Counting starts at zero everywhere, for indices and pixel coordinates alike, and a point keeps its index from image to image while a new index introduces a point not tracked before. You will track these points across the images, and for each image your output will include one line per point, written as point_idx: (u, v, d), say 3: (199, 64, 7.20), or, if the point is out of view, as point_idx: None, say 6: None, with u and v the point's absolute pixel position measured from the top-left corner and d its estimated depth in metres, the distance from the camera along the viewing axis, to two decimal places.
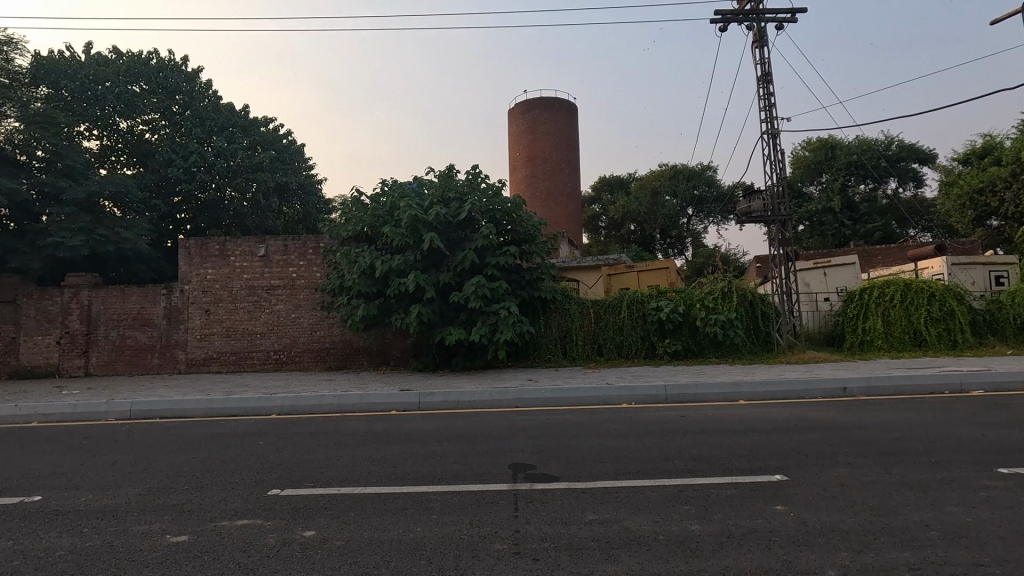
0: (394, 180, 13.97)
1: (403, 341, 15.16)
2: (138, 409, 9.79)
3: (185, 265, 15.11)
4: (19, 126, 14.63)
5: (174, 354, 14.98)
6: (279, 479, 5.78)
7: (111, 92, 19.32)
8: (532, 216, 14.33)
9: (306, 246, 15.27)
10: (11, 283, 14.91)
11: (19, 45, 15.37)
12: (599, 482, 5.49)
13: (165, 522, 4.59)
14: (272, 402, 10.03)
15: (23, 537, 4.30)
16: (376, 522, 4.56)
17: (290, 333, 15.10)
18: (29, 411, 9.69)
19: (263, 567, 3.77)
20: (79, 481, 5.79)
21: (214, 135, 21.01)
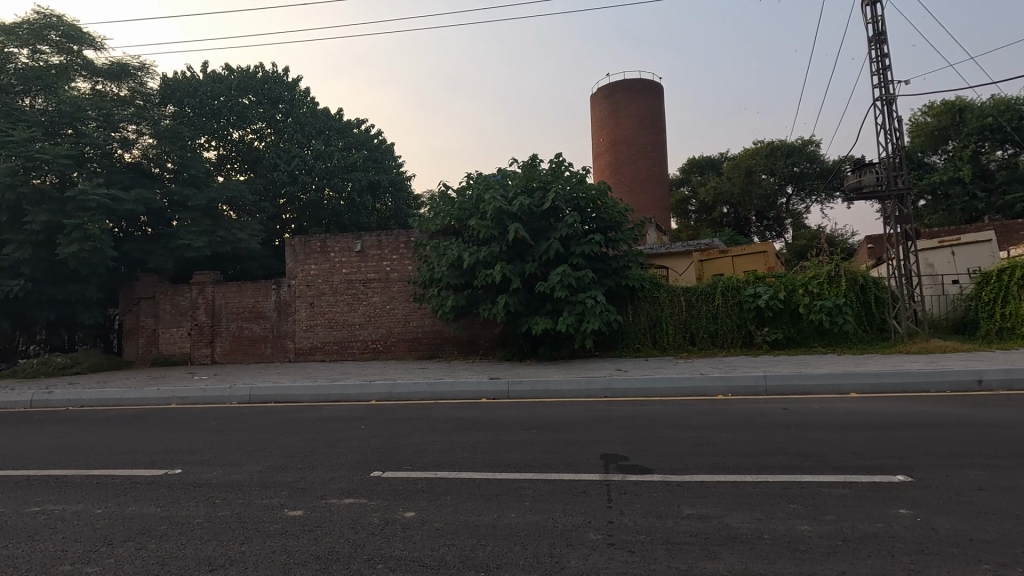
0: (479, 173, 14.24)
1: (490, 331, 15.47)
2: (257, 393, 10.78)
3: (292, 262, 16.37)
4: (153, 142, 16.58)
5: (284, 344, 16.30)
6: (380, 461, 6.12)
7: (225, 106, 21.15)
8: (619, 202, 14.03)
9: (398, 241, 15.97)
10: (151, 281, 16.92)
11: (152, 71, 17.42)
12: (694, 476, 5.30)
13: (282, 497, 5.02)
14: (372, 389, 10.64)
15: (168, 504, 4.90)
16: (471, 507, 4.70)
17: (385, 324, 15.92)
18: (169, 394, 10.96)
19: (370, 544, 3.99)
20: (209, 457, 6.48)
21: (313, 139, 22.51)
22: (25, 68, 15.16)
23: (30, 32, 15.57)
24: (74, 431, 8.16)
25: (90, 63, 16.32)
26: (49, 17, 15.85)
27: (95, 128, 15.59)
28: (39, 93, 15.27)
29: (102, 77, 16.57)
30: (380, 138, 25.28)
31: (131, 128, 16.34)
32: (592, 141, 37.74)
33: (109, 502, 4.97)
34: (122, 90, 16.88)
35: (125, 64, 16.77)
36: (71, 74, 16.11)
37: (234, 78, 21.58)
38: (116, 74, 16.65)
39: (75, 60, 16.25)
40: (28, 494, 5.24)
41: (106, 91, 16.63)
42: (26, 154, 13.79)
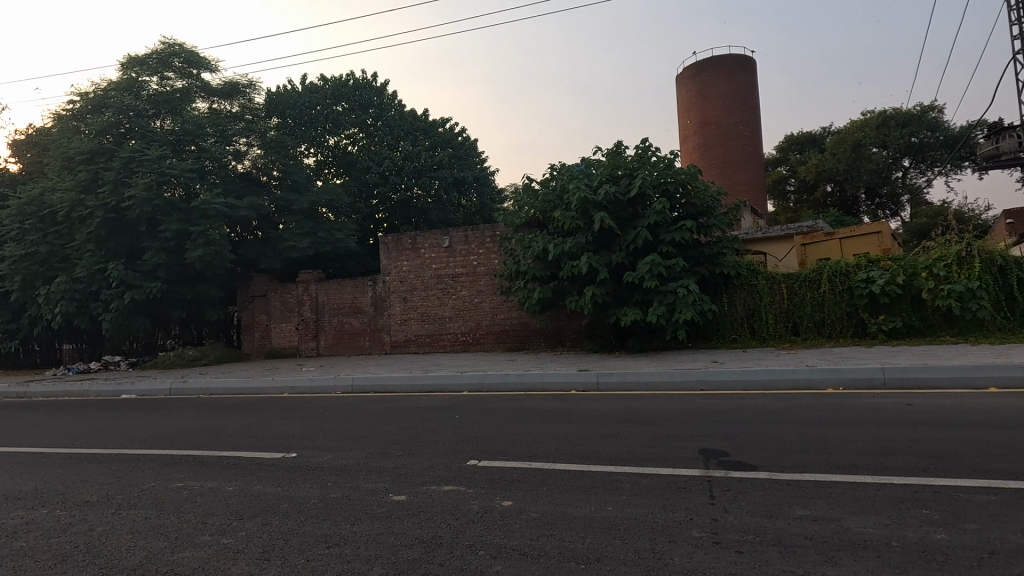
0: (562, 164, 14.13)
1: (577, 323, 15.38)
2: (358, 383, 11.47)
3: (385, 259, 17.17)
4: (261, 153, 18.11)
5: (381, 337, 17.18)
6: (475, 450, 6.28)
7: (321, 115, 22.48)
8: (710, 186, 13.45)
9: (484, 235, 16.28)
10: (263, 281, 18.45)
11: (258, 87, 19.02)
12: (805, 475, 4.94)
13: (387, 482, 5.29)
14: (464, 380, 10.95)
15: (287, 485, 5.33)
16: (567, 498, 4.69)
17: (474, 318, 16.31)
18: (282, 384, 11.93)
19: (470, 531, 4.10)
20: (320, 443, 6.96)
21: (402, 140, 23.47)
22: (155, 93, 16.92)
23: (158, 61, 17.33)
24: (206, 416, 9.11)
25: (207, 85, 18.01)
26: (173, 46, 17.58)
27: (213, 143, 17.21)
28: (166, 114, 17.01)
29: (217, 96, 18.32)
30: (464, 136, 25.88)
31: (243, 141, 17.98)
32: (679, 124, 36.23)
33: (238, 481, 5.49)
34: (234, 106, 18.62)
35: (236, 83, 18.43)
36: (192, 96, 17.77)
37: (328, 87, 22.89)
38: (229, 93, 18.42)
39: (195, 83, 17.89)
40: (172, 472, 5.91)
41: (221, 109, 18.39)
42: (159, 170, 15.55)
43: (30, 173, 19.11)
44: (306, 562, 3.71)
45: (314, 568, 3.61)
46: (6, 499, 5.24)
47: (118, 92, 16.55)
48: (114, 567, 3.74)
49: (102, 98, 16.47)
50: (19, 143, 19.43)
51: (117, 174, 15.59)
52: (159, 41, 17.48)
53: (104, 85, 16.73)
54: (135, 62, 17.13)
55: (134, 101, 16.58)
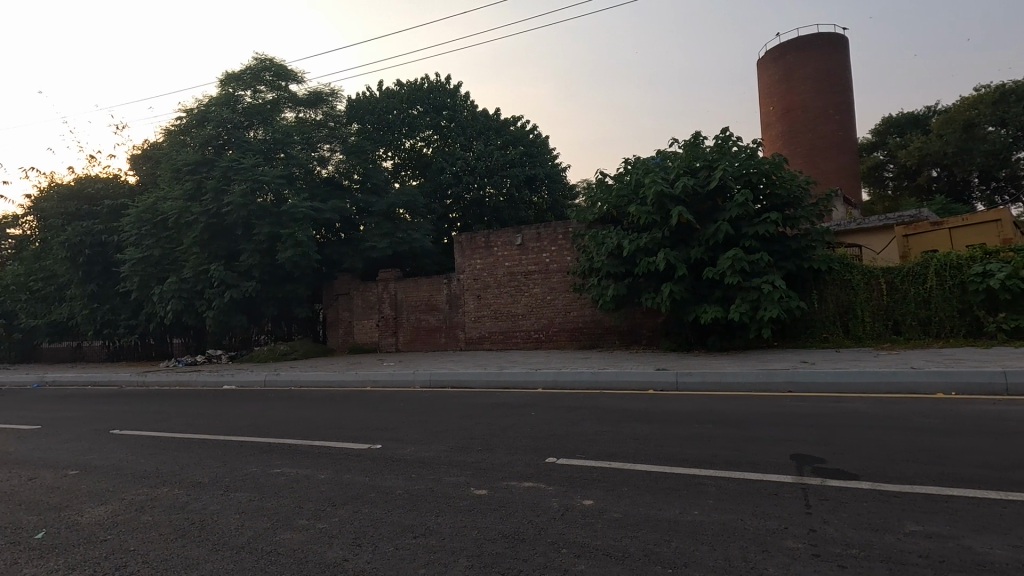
0: (637, 158, 13.82)
1: (653, 320, 15.03)
2: (436, 378, 11.79)
3: (460, 257, 17.52)
4: (343, 158, 19.06)
5: (456, 334, 17.58)
6: (552, 448, 6.27)
7: (398, 119, 23.09)
8: (798, 175, 12.71)
9: (556, 232, 16.22)
10: (346, 280, 19.38)
11: (340, 95, 20.00)
12: (916, 487, 4.52)
13: (468, 476, 5.39)
14: (538, 377, 10.98)
15: (374, 475, 5.58)
16: (650, 499, 4.58)
17: (547, 315, 16.30)
18: (365, 377, 12.48)
19: (552, 529, 4.09)
20: (403, 435, 7.22)
21: (474, 140, 23.89)
22: (249, 106, 18.21)
23: (251, 75, 18.59)
24: (298, 408, 9.71)
25: (294, 95, 19.11)
26: (264, 61, 18.81)
27: (300, 150, 18.30)
28: (259, 125, 18.28)
29: (303, 105, 19.37)
30: (535, 133, 25.91)
31: (327, 148, 19.10)
32: (761, 111, 34.37)
33: (329, 470, 5.80)
34: (318, 115, 19.67)
35: (320, 92, 19.50)
36: (281, 107, 18.91)
37: (404, 91, 23.44)
38: (314, 102, 19.48)
39: (283, 94, 19.02)
40: (269, 459, 6.34)
41: (306, 117, 19.41)
42: (253, 177, 16.74)
43: (146, 184, 21.14)
44: (395, 550, 3.84)
45: (401, 557, 3.73)
46: (133, 478, 5.83)
47: (218, 107, 18.00)
48: (224, 544, 4.06)
49: (204, 113, 17.97)
50: (136, 157, 21.57)
51: (217, 183, 16.93)
52: (252, 58, 18.78)
53: (206, 101, 18.24)
54: (232, 78, 18.49)
55: (231, 115, 17.93)
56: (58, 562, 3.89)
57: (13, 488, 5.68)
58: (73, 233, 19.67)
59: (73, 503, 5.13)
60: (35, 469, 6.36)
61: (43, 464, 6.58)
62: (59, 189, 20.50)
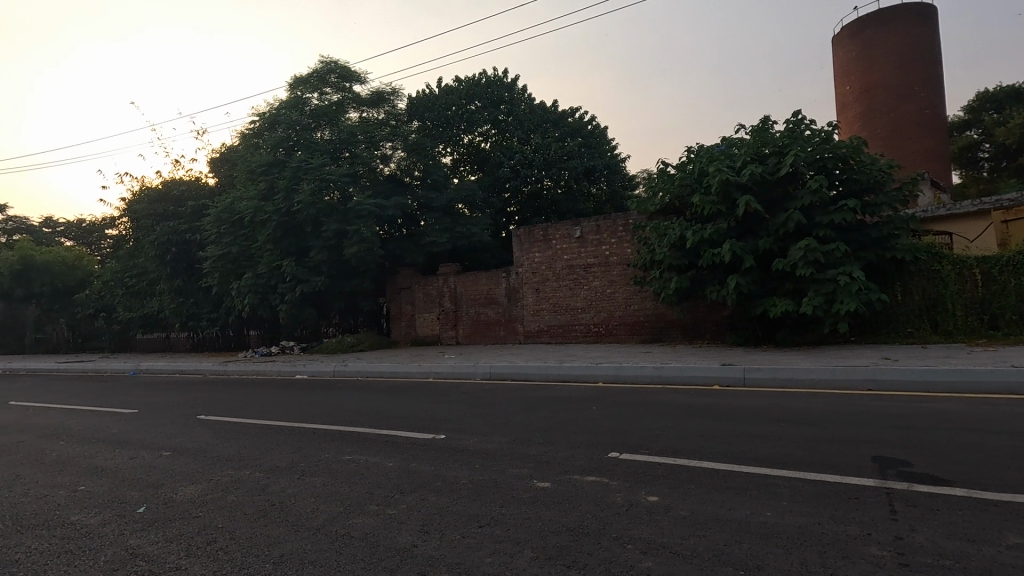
0: (700, 146, 13.38)
1: (718, 314, 14.54)
2: (496, 371, 11.92)
3: (519, 251, 17.58)
4: (404, 155, 19.52)
5: (515, 327, 17.67)
6: (615, 443, 6.21)
7: (457, 114, 23.16)
8: (879, 159, 11.91)
9: (617, 224, 15.98)
10: (408, 274, 19.91)
11: (400, 94, 20.48)
12: (1020, 497, 4.13)
13: (531, 468, 5.43)
14: (598, 371, 10.88)
15: (440, 464, 5.72)
16: (718, 499, 4.44)
17: (606, 308, 16.11)
18: (428, 369, 12.80)
19: (617, 524, 4.05)
20: (466, 427, 7.36)
21: (532, 133, 23.87)
22: (316, 107, 18.95)
23: (318, 78, 19.35)
24: (365, 398, 10.09)
25: (357, 96, 19.72)
26: (329, 63, 19.50)
27: (363, 149, 18.92)
28: (326, 126, 19.02)
29: (366, 105, 19.95)
30: (593, 125, 25.59)
31: (388, 146, 19.49)
32: (835, 90, 32.29)
33: (396, 458, 6.00)
34: (381, 114, 20.22)
35: (382, 92, 20.06)
36: (346, 107, 19.54)
37: (463, 87, 23.64)
38: (376, 102, 20.04)
39: (348, 95, 19.63)
40: (339, 446, 6.63)
41: (369, 116, 19.99)
42: (320, 177, 17.47)
43: (224, 185, 22.51)
44: (461, 538, 3.93)
45: (468, 546, 3.81)
46: (218, 460, 6.26)
47: (288, 110, 18.86)
48: (302, 525, 4.28)
49: (275, 116, 18.87)
50: (215, 160, 22.99)
51: (288, 182, 17.78)
52: (319, 61, 19.53)
53: (277, 105, 19.15)
54: (300, 82, 19.28)
55: (299, 117, 18.74)
56: (157, 534, 4.24)
57: (117, 466, 6.23)
58: (162, 232, 21.26)
59: (167, 481, 5.57)
60: (135, 449, 6.95)
61: (141, 445, 7.18)
62: (149, 192, 22.18)
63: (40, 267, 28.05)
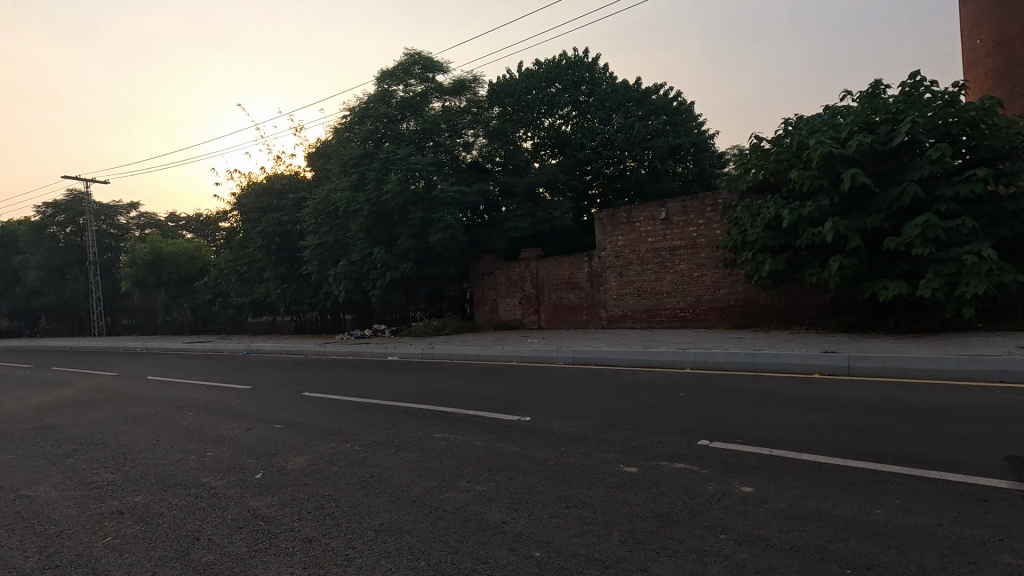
0: (799, 117, 12.45)
1: (818, 298, 13.56)
2: (579, 355, 11.90)
3: (601, 234, 17.31)
4: (485, 142, 19.78)
5: (598, 312, 17.49)
6: (705, 431, 6.01)
7: (537, 98, 23.03)
8: (1016, 121, 10.50)
9: (705, 204, 15.29)
10: (490, 260, 20.26)
11: (481, 81, 20.73)
12: None
13: (617, 453, 5.40)
14: (686, 356, 10.54)
15: (526, 445, 5.83)
16: (821, 493, 4.19)
17: (693, 292, 15.52)
18: (512, 353, 13.02)
19: (708, 513, 3.93)
20: (550, 410, 7.44)
21: (614, 113, 23.35)
22: (402, 99, 19.61)
23: (403, 70, 19.99)
24: (452, 380, 10.46)
25: (440, 85, 20.14)
26: (414, 55, 20.09)
27: (447, 138, 19.39)
28: (411, 117, 19.63)
29: (448, 94, 20.35)
30: (679, 100, 24.57)
31: (470, 133, 19.76)
32: None
33: (484, 438, 6.19)
34: (462, 102, 20.55)
35: (463, 80, 20.39)
36: (429, 98, 20.03)
37: (543, 70, 23.34)
38: (458, 90, 20.39)
39: (431, 86, 20.11)
40: (430, 425, 6.93)
41: (452, 105, 20.38)
42: (406, 166, 18.10)
43: (320, 178, 23.97)
44: (550, 517, 4.00)
45: (556, 525, 3.87)
46: (322, 434, 6.77)
47: (376, 103, 19.68)
48: (399, 497, 4.54)
49: (364, 110, 19.76)
50: (311, 155, 24.49)
51: (377, 173, 18.60)
52: (404, 54, 20.15)
53: (366, 99, 20.04)
54: (387, 75, 20.00)
55: (386, 109, 19.49)
56: (275, 498, 4.68)
57: (238, 436, 6.92)
58: (267, 224, 23.09)
59: (280, 451, 6.11)
60: (252, 421, 7.68)
61: (257, 417, 7.93)
62: (256, 187, 24.11)
63: (168, 257, 31.54)
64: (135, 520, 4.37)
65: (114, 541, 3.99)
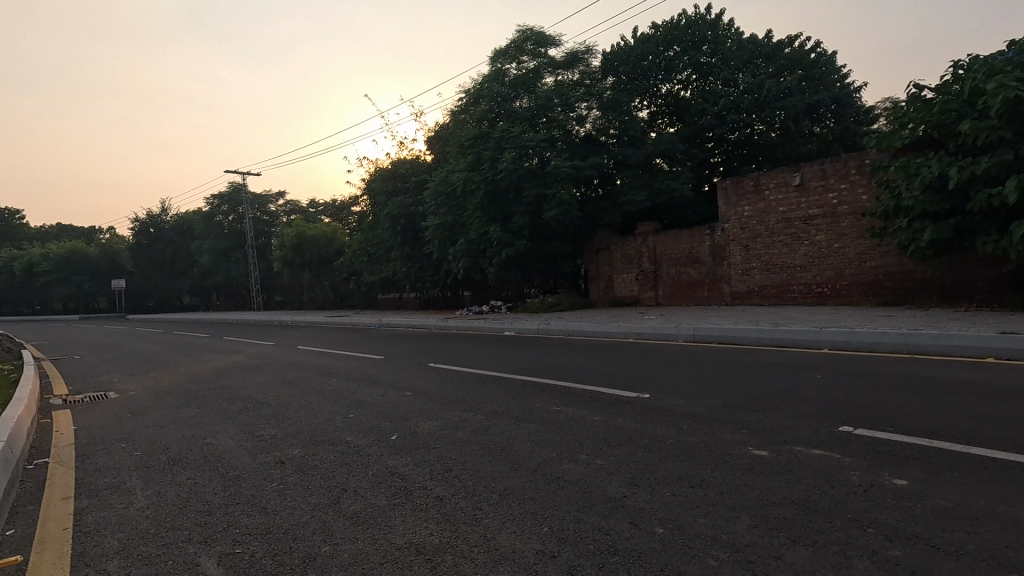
0: (974, 58, 10.64)
1: (994, 271, 11.63)
2: (700, 332, 11.38)
3: (725, 204, 16.23)
4: (599, 114, 19.44)
5: (721, 288, 16.51)
6: (848, 416, 5.48)
7: (654, 64, 21.49)
8: None
9: (848, 166, 13.71)
10: (605, 235, 19.90)
11: (594, 50, 20.27)
12: None
13: (745, 435, 5.12)
14: (824, 336, 9.63)
15: (644, 422, 5.75)
16: (997, 493, 3.64)
17: (833, 266, 14.06)
18: (628, 330, 12.78)
19: (853, 504, 3.61)
20: (670, 387, 7.25)
21: (740, 72, 21.59)
22: (515, 77, 19.71)
23: (515, 47, 20.03)
24: (568, 355, 10.56)
25: (553, 60, 19.98)
26: (526, 31, 20.05)
27: (560, 112, 19.19)
28: (524, 94, 19.70)
29: (561, 68, 20.14)
30: (815, 52, 22.13)
31: (585, 106, 19.58)
32: None
33: (601, 413, 6.19)
34: (575, 74, 20.29)
35: (576, 52, 20.08)
36: (542, 73, 19.96)
37: (660, 33, 21.80)
38: (571, 63, 20.15)
39: (543, 61, 20.03)
40: (548, 397, 7.09)
41: (564, 79, 20.16)
42: (521, 144, 18.24)
43: (439, 161, 25.06)
44: (672, 495, 3.92)
45: (679, 503, 3.79)
46: (448, 402, 7.20)
47: (489, 83, 19.96)
48: (521, 465, 4.72)
49: (479, 91, 20.13)
50: (431, 139, 25.63)
51: (492, 152, 19.00)
52: (516, 31, 20.17)
53: (480, 80, 20.41)
54: (500, 54, 20.17)
55: (500, 89, 19.69)
56: (408, 458, 5.08)
57: (375, 401, 7.60)
58: (393, 207, 24.67)
59: (411, 416, 6.61)
60: (385, 388, 8.38)
61: (389, 385, 8.64)
62: (382, 172, 25.80)
63: (310, 240, 35.04)
64: (295, 470, 5.00)
65: (280, 486, 4.61)
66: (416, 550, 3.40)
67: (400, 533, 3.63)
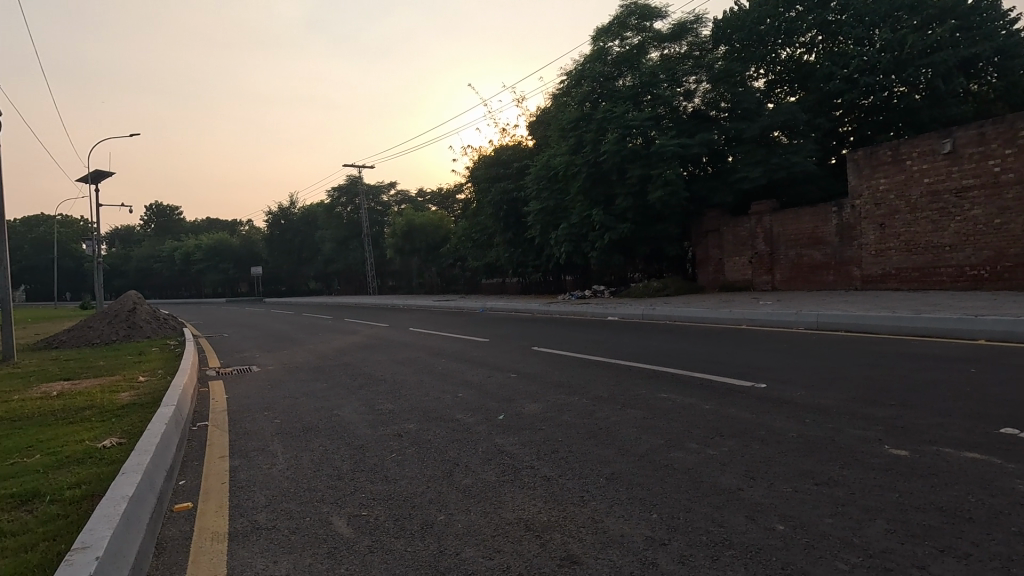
0: None
1: None
2: (824, 319, 10.46)
3: (855, 178, 14.66)
4: (710, 87, 18.31)
5: (850, 271, 14.98)
6: (1011, 416, 4.77)
7: (773, 27, 19.70)
8: None
9: (1014, 128, 11.80)
10: (715, 216, 18.66)
11: (703, 19, 19.09)
12: None
13: (880, 432, 4.65)
14: (979, 325, 8.43)
15: (761, 413, 5.43)
16: None
17: (992, 244, 12.22)
18: (741, 316, 12.07)
19: (1019, 516, 3.15)
20: (790, 378, 6.76)
21: (877, 28, 19.15)
22: (618, 55, 19.08)
23: (618, 24, 19.34)
24: (675, 341, 10.19)
25: (659, 33, 19.04)
26: (629, 6, 19.34)
27: (666, 88, 18.27)
28: (627, 72, 19.01)
29: (667, 41, 19.17)
30: None
31: (692, 80, 18.37)
32: None
33: (713, 401, 5.93)
34: (683, 47, 19.24)
35: (684, 22, 19.01)
36: (647, 48, 19.14)
37: None
38: (678, 35, 19.10)
39: (648, 35, 19.15)
40: (654, 384, 6.92)
41: (671, 52, 19.19)
42: (624, 124, 17.69)
43: (541, 145, 25.12)
44: (794, 492, 3.66)
45: (802, 501, 3.53)
46: (553, 385, 7.29)
47: (591, 63, 19.44)
48: (628, 450, 4.66)
49: (580, 72, 19.71)
50: (532, 124, 25.73)
51: (595, 133, 18.63)
52: (619, 7, 19.49)
53: (582, 61, 20.00)
54: (602, 32, 19.60)
55: (602, 68, 19.13)
56: (515, 438, 5.23)
57: (482, 381, 7.90)
58: (496, 193, 25.15)
59: (517, 397, 6.78)
60: (492, 369, 8.67)
61: (496, 366, 8.91)
62: (485, 159, 26.37)
63: (419, 228, 36.82)
64: (410, 443, 5.34)
65: (398, 457, 4.96)
66: (526, 526, 3.50)
67: (510, 509, 3.75)
